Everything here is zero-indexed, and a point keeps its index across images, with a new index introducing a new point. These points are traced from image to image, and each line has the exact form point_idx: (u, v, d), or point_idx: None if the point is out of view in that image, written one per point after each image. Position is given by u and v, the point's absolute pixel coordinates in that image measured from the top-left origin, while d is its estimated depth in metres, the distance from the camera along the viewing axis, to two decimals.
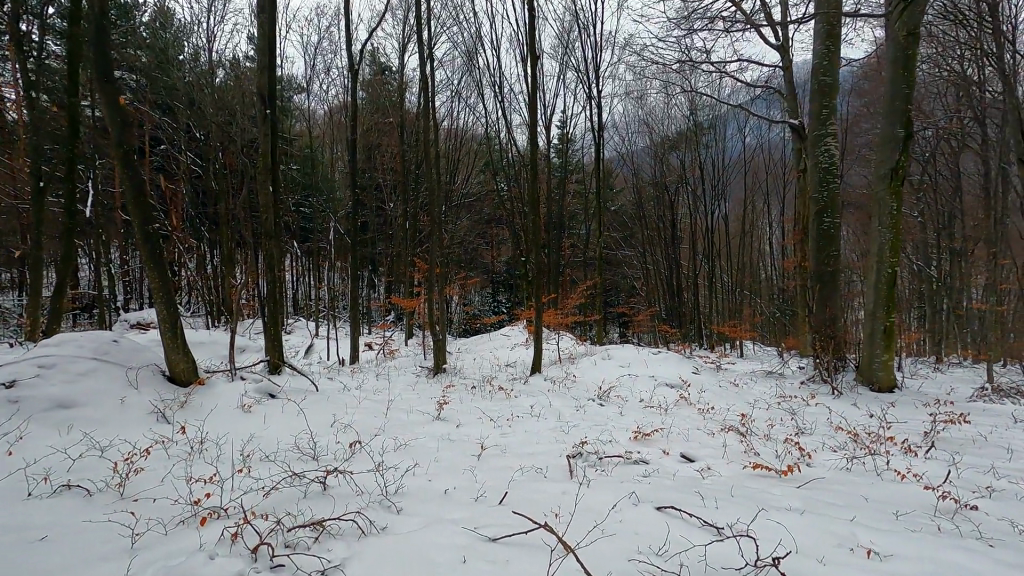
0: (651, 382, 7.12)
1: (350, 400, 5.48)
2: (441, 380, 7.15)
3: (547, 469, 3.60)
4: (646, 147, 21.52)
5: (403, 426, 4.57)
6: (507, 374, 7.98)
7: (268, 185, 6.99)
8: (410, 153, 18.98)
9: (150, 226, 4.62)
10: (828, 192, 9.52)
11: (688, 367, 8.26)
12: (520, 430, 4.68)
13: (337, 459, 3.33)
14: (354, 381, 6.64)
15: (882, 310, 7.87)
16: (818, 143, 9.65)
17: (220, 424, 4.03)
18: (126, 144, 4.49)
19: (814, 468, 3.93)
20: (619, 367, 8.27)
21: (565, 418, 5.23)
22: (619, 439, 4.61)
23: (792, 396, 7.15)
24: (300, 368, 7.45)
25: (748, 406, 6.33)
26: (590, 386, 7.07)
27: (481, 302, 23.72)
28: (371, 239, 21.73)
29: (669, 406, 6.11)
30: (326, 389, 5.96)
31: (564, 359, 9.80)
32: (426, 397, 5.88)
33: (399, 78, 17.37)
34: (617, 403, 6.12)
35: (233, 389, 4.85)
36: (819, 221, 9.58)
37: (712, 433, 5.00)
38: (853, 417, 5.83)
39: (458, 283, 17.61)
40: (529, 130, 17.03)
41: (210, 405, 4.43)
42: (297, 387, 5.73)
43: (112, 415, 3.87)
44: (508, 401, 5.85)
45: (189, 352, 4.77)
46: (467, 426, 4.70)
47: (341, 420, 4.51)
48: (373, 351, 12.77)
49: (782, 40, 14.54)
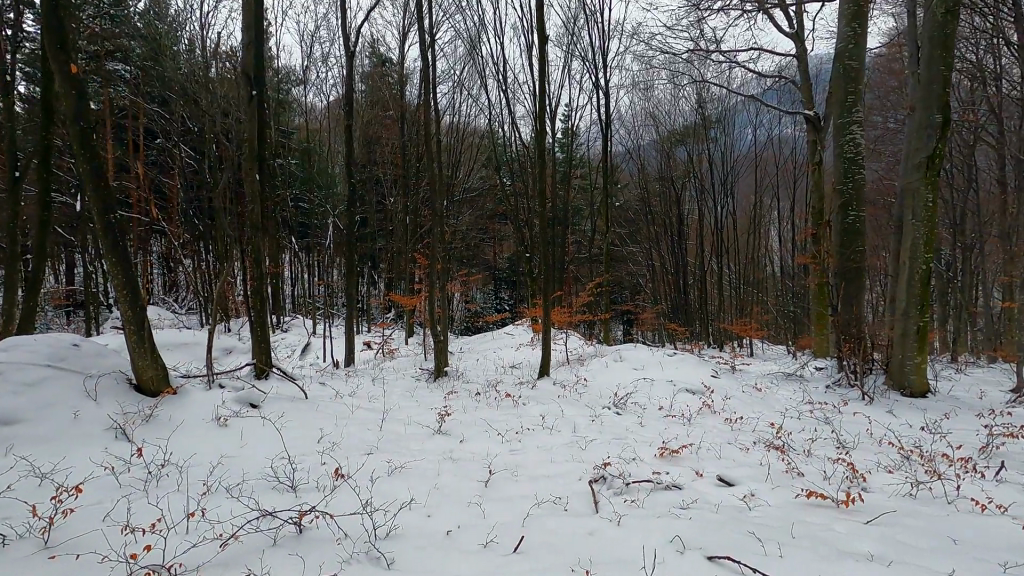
0: (670, 388, 6.55)
1: (342, 410, 4.95)
2: (443, 385, 6.62)
3: (567, 500, 3.07)
4: (653, 141, 20.93)
5: (399, 442, 4.04)
6: (513, 378, 7.44)
7: (256, 173, 6.45)
8: (411, 146, 18.44)
9: (114, 216, 4.07)
10: (853, 184, 8.95)
11: (708, 371, 7.70)
12: (532, 447, 4.15)
13: (318, 493, 2.81)
14: (347, 386, 6.11)
15: (916, 308, 7.20)
16: (842, 131, 9.08)
17: (188, 443, 3.49)
18: (85, 119, 3.89)
19: (875, 494, 3.39)
20: (633, 370, 7.72)
21: (580, 430, 4.69)
22: (645, 457, 4.08)
23: (822, 403, 6.57)
24: (291, 371, 6.94)
25: (778, 416, 5.76)
26: (602, 392, 6.52)
27: (483, 299, 23.20)
28: (371, 235, 21.23)
29: (692, 415, 5.58)
30: (316, 397, 5.43)
31: (572, 361, 9.25)
32: (426, 406, 5.34)
33: (399, 69, 16.82)
34: (634, 413, 5.57)
35: (209, 400, 4.31)
36: (843, 215, 9.00)
37: (746, 450, 4.46)
38: (896, 428, 5.27)
39: (460, 280, 17.07)
40: (533, 122, 16.43)
41: (180, 419, 3.89)
42: (284, 395, 5.21)
43: (61, 432, 3.33)
44: (516, 411, 5.32)
45: (159, 358, 4.23)
46: (472, 442, 4.17)
47: (329, 437, 3.98)
48: (372, 350, 12.29)
49: (797, 27, 13.97)
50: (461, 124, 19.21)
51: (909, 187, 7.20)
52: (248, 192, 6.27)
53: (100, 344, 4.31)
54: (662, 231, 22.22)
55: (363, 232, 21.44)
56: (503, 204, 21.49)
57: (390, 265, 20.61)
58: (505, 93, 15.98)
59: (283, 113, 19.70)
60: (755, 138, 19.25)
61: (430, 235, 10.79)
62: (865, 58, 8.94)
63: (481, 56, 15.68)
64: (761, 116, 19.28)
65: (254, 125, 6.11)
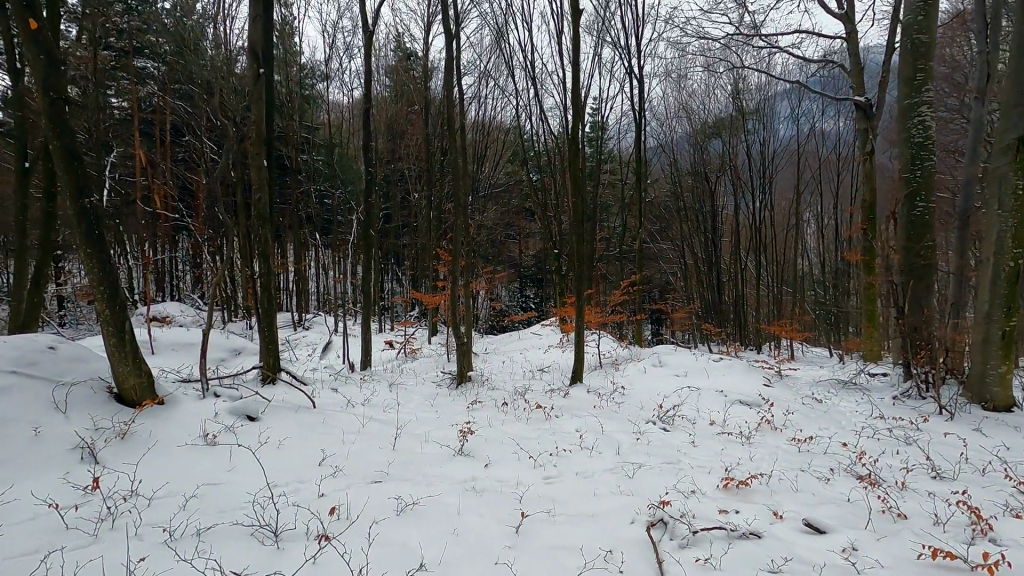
0: (721, 400, 5.76)
1: (352, 424, 4.37)
2: (465, 393, 5.97)
3: (618, 558, 2.43)
4: (686, 134, 20.02)
5: (413, 467, 3.44)
6: (541, 385, 6.77)
7: (264, 159, 5.92)
8: (435, 139, 17.92)
9: (90, 201, 3.54)
10: (923, 172, 7.98)
11: (760, 380, 6.89)
12: (570, 475, 3.51)
13: (304, 552, 2.22)
14: (360, 394, 5.53)
15: (999, 311, 6.04)
16: (910, 114, 8.15)
17: (161, 468, 2.95)
18: (54, 90, 3.36)
19: (1015, 553, 2.64)
20: (676, 379, 6.95)
21: (624, 452, 4.02)
22: (706, 490, 3.40)
23: (897, 419, 5.66)
24: (303, 374, 6.41)
25: (852, 437, 4.90)
26: (643, 404, 5.79)
27: (508, 297, 22.62)
28: (395, 230, 20.83)
29: (752, 434, 4.82)
30: (324, 407, 4.86)
31: (606, 366, 8.53)
32: (446, 419, 4.72)
33: (424, 60, 16.32)
34: (684, 430, 4.84)
35: (200, 413, 3.79)
36: (910, 206, 8.04)
37: (826, 481, 3.73)
38: (1001, 455, 4.39)
39: (484, 277, 16.46)
40: (562, 113, 15.74)
41: (162, 437, 3.35)
42: (289, 404, 4.67)
43: (12, 453, 2.81)
44: (548, 426, 4.66)
45: (143, 364, 3.71)
46: (500, 467, 3.55)
47: (332, 461, 3.40)
48: (393, 350, 11.80)
49: (848, 7, 12.92)
50: (488, 117, 18.66)
51: (990, 172, 6.08)
52: (251, 177, 5.70)
53: (81, 348, 3.82)
54: (694, 228, 21.26)
55: (387, 227, 21.07)
56: (529, 200, 20.84)
57: (414, 262, 20.15)
58: (533, 84, 15.34)
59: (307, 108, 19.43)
60: (797, 129, 18.16)
61: (454, 230, 10.21)
62: (935, 31, 8.01)
63: (509, 46, 15.12)
64: (803, 105, 18.19)
65: (260, 106, 5.56)
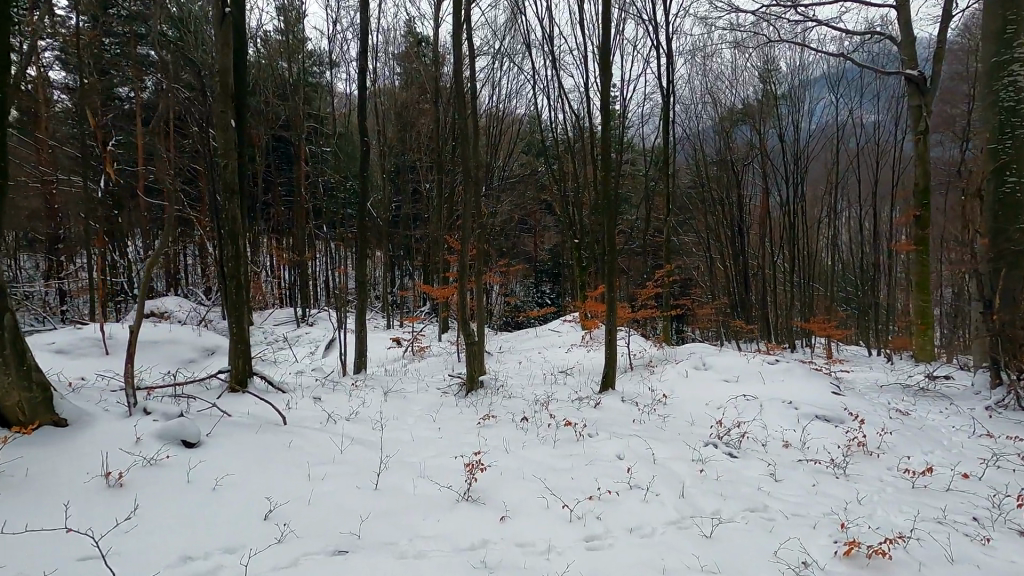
0: (791, 415, 4.65)
1: (328, 450, 3.36)
2: (476, 403, 4.95)
3: None
4: (711, 120, 18.82)
5: (398, 526, 2.42)
6: (567, 393, 5.71)
7: (233, 120, 4.91)
8: (446, 126, 16.89)
9: None
10: (1015, 141, 5.80)
11: (829, 388, 5.72)
12: (622, 535, 2.48)
13: None
14: (348, 405, 4.55)
15: None
16: (994, 75, 5.92)
17: (13, 541, 1.98)
18: None
19: None
20: (727, 385, 5.85)
21: (689, 494, 2.97)
22: (823, 561, 2.36)
23: (1015, 439, 4.42)
24: (287, 380, 5.44)
25: (978, 468, 3.74)
26: (695, 421, 4.71)
27: (524, 293, 21.14)
28: (406, 222, 19.86)
29: (846, 465, 3.72)
30: (298, 424, 3.88)
31: (638, 367, 7.47)
32: (451, 443, 3.70)
33: (434, 42, 15.33)
34: (755, 457, 3.78)
35: (112, 439, 2.82)
36: (997, 185, 5.88)
37: (984, 542, 2.64)
38: None
39: (499, 269, 15.39)
40: (581, 95, 14.65)
41: (41, 479, 2.38)
42: (251, 421, 3.69)
43: None
44: (582, 452, 3.63)
45: (34, 372, 2.74)
46: (522, 523, 2.52)
47: (283, 518, 2.39)
48: (401, 348, 10.85)
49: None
50: (502, 103, 17.57)
51: None
52: (216, 139, 4.68)
53: None
54: (721, 219, 19.96)
55: (398, 220, 20.12)
56: (546, 191, 19.58)
57: (424, 255, 19.16)
58: (551, 65, 14.31)
59: (314, 96, 18.56)
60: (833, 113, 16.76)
61: (467, 218, 9.19)
62: None
63: (525, 20, 14.03)
64: (842, 87, 16.83)
65: (225, 52, 4.51)
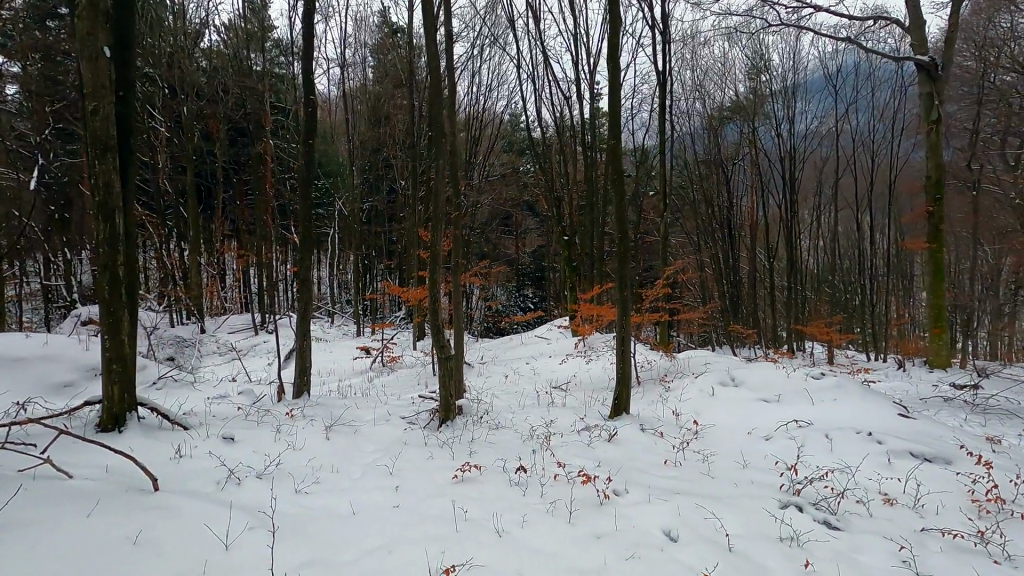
0: (876, 453, 3.45)
1: (206, 544, 2.05)
2: (451, 441, 3.66)
3: None
4: (699, 120, 17.68)
5: None
6: (569, 420, 4.44)
7: (111, 50, 3.48)
8: (422, 120, 15.50)
9: None
10: None
11: (895, 409, 4.54)
12: None
13: None
14: (270, 449, 3.23)
15: None
16: None
17: None
18: None
19: None
20: (766, 406, 4.66)
21: None
22: None
23: None
24: (196, 408, 4.09)
25: None
26: (749, 463, 3.48)
27: (505, 297, 19.89)
28: (380, 222, 18.40)
29: (998, 538, 2.53)
30: (177, 486, 2.56)
31: (648, 382, 6.25)
32: (414, 521, 2.40)
33: (408, 24, 13.88)
34: (863, 530, 2.56)
35: None
36: None
37: None
38: None
39: (481, 271, 14.08)
40: (569, 84, 13.38)
41: None
42: (93, 488, 2.38)
43: None
44: (613, 533, 2.36)
45: None
46: None
47: None
48: (368, 358, 9.48)
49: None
50: (481, 97, 16.29)
51: None
52: (81, 71, 3.28)
53: None
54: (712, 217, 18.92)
55: (372, 220, 18.63)
56: (529, 189, 18.33)
57: (400, 256, 17.70)
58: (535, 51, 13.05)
59: (279, 87, 16.96)
60: (833, 108, 15.79)
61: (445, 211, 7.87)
62: None
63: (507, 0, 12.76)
64: (840, 81, 15.89)
65: None
